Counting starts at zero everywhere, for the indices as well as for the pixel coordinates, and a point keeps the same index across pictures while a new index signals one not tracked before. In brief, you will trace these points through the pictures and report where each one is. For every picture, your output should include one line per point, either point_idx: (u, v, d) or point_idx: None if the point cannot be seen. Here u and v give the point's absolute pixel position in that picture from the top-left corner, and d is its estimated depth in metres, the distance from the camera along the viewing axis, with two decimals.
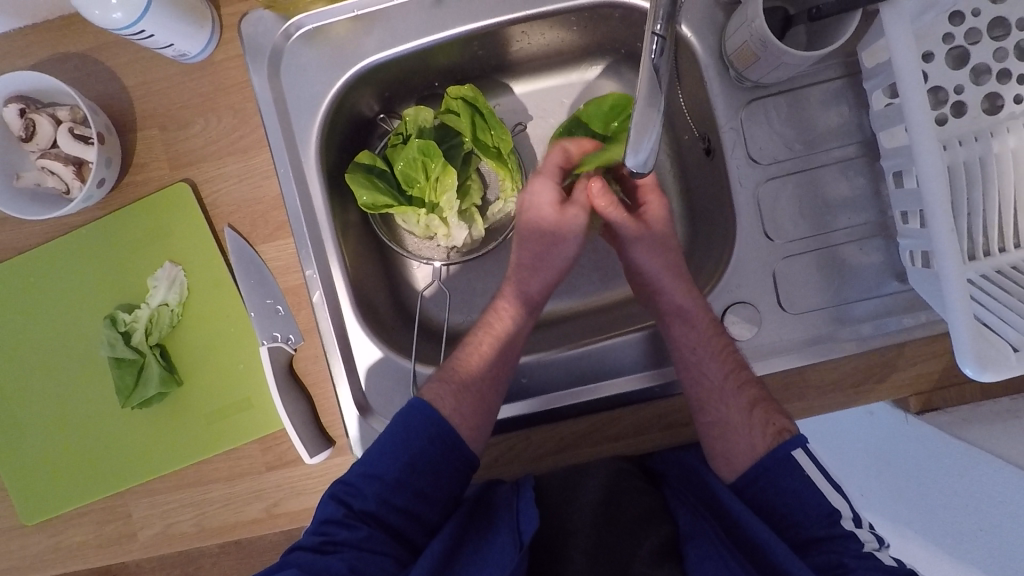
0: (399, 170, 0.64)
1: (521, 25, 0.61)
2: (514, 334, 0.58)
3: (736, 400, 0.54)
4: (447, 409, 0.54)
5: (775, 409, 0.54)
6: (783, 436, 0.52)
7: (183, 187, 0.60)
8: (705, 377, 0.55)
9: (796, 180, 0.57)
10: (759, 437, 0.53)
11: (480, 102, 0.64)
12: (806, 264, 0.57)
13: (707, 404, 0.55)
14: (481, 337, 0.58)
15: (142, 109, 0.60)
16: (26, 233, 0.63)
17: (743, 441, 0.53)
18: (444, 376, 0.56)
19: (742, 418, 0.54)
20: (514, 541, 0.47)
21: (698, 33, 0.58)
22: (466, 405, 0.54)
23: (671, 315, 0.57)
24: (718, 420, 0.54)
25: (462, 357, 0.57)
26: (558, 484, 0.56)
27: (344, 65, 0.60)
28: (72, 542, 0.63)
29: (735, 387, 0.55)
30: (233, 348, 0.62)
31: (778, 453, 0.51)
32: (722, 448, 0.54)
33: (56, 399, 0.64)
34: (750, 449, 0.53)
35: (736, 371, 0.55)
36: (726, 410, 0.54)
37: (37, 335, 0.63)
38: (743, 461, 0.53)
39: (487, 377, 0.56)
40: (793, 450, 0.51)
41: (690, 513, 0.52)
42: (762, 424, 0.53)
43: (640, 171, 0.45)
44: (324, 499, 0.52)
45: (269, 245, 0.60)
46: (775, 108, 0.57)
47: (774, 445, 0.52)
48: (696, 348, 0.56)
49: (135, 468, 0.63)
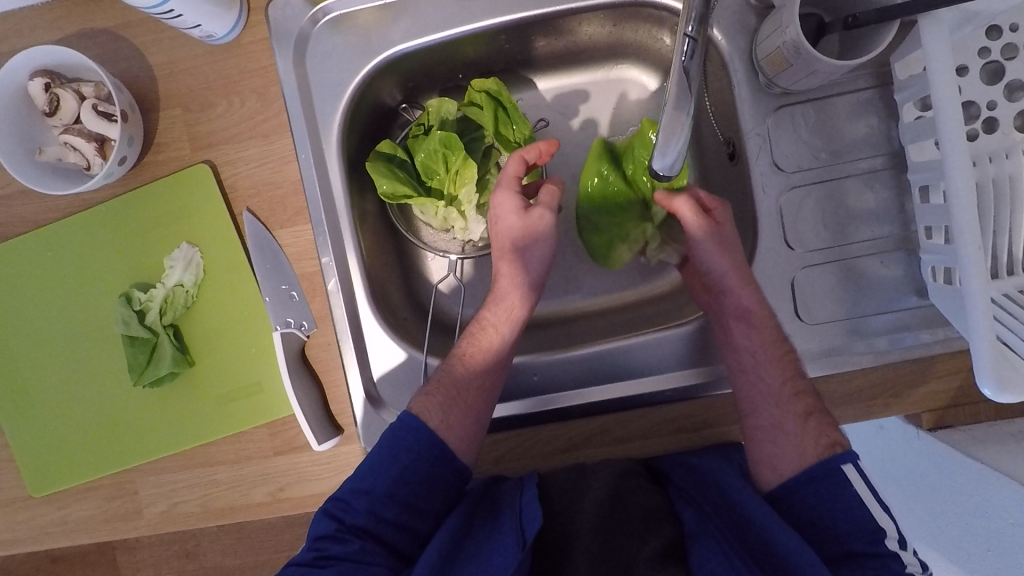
0: (419, 160, 0.63)
1: (550, 20, 0.60)
2: (501, 350, 0.57)
3: (791, 406, 0.53)
4: (435, 422, 0.53)
5: (829, 422, 0.52)
6: (835, 449, 0.50)
7: (203, 169, 0.60)
8: (761, 381, 0.54)
9: (821, 189, 0.57)
10: (809, 448, 0.51)
11: (504, 97, 0.63)
12: (825, 275, 0.57)
13: (759, 407, 0.53)
14: (466, 350, 0.57)
15: (165, 88, 0.60)
16: (45, 207, 0.63)
17: (792, 447, 0.52)
18: (434, 386, 0.55)
19: (795, 425, 0.52)
20: (518, 537, 0.47)
21: (729, 37, 0.57)
22: (455, 418, 0.53)
23: (734, 317, 0.56)
24: (771, 422, 0.53)
25: (448, 370, 0.56)
26: (563, 487, 0.56)
27: (370, 52, 0.59)
28: (77, 517, 0.64)
29: (791, 395, 0.53)
30: (247, 331, 0.62)
31: (829, 463, 0.50)
32: (769, 455, 0.53)
33: (69, 374, 0.64)
34: (798, 454, 0.51)
35: (793, 379, 0.54)
36: (780, 415, 0.53)
37: (52, 309, 0.64)
38: (789, 468, 0.51)
39: (480, 388, 0.55)
40: (843, 463, 0.50)
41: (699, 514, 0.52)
42: (816, 433, 0.51)
43: (666, 174, 0.45)
44: (318, 515, 0.51)
45: (286, 230, 0.60)
46: (803, 116, 0.56)
47: (826, 455, 0.50)
48: (756, 351, 0.54)
49: (144, 446, 0.63)
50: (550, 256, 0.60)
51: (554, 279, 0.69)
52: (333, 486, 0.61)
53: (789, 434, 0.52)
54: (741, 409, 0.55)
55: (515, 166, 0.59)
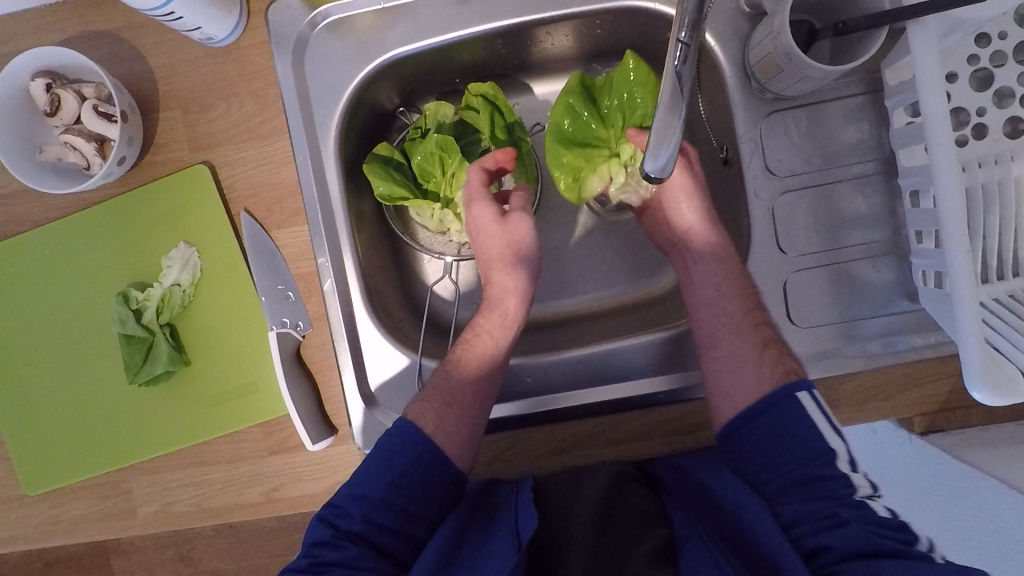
0: (416, 163, 0.64)
1: (546, 25, 0.61)
2: (496, 356, 0.58)
3: (750, 337, 0.55)
4: (431, 428, 0.53)
5: (786, 351, 0.54)
6: (792, 377, 0.52)
7: (202, 169, 0.61)
8: (723, 314, 0.56)
9: (813, 194, 0.57)
10: (767, 374, 0.53)
11: (501, 102, 0.64)
12: (817, 279, 0.57)
13: (720, 338, 0.56)
14: (461, 355, 0.58)
15: (165, 90, 0.61)
16: (45, 206, 0.63)
17: (750, 376, 0.53)
18: (431, 395, 0.55)
19: (753, 356, 0.54)
20: (512, 540, 0.47)
21: (722, 43, 0.58)
22: (450, 424, 0.54)
23: (701, 255, 0.60)
24: (729, 354, 0.55)
25: (441, 377, 0.57)
26: (558, 487, 0.56)
27: (367, 56, 0.60)
28: (70, 515, 0.64)
29: (751, 327, 0.55)
30: (243, 331, 0.62)
31: (781, 390, 0.51)
32: (727, 387, 0.54)
33: (66, 372, 0.64)
34: (755, 382, 0.53)
35: (784, 354, 0.54)
36: (739, 346, 0.55)
37: (50, 308, 0.64)
38: (745, 399, 0.53)
39: (478, 388, 0.56)
40: (798, 391, 0.51)
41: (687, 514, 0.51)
42: (773, 362, 0.53)
43: (658, 176, 0.46)
44: (313, 521, 0.51)
45: (283, 231, 0.61)
46: (795, 121, 0.57)
47: (782, 382, 0.52)
48: (719, 286, 0.57)
49: (139, 445, 0.63)
50: (540, 259, 0.63)
51: (550, 282, 0.70)
52: (327, 485, 0.61)
53: (748, 366, 0.54)
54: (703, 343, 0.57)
55: (477, 176, 0.62)
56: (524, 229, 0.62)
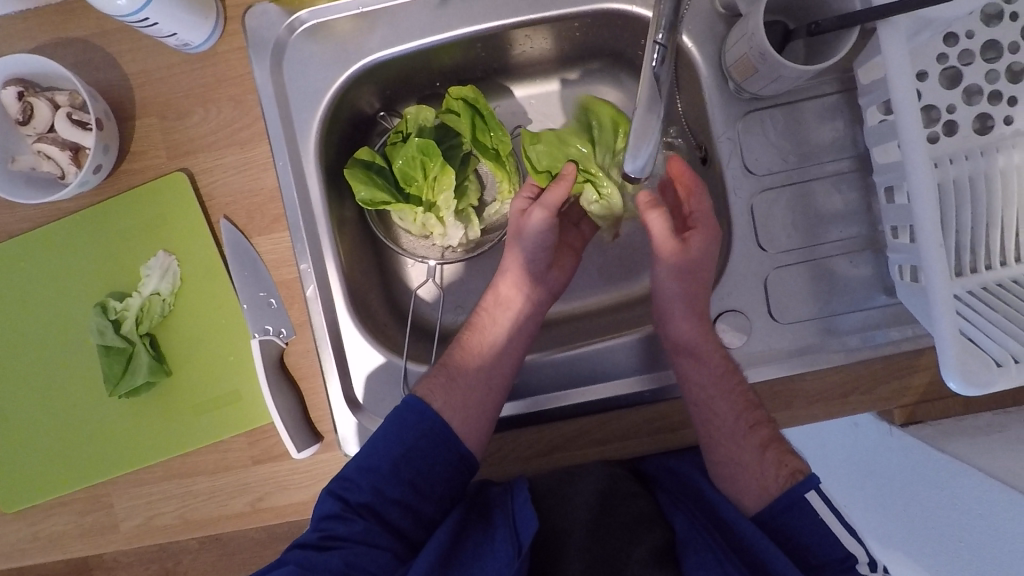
0: (398, 167, 0.64)
1: (525, 28, 0.61)
2: (500, 331, 0.59)
3: (748, 441, 0.54)
4: (439, 403, 0.55)
5: (787, 450, 0.54)
6: (796, 477, 0.52)
7: (179, 177, 0.60)
8: (722, 418, 0.55)
9: (791, 191, 0.58)
10: (772, 481, 0.53)
11: (482, 104, 0.64)
12: (797, 275, 0.58)
13: (715, 441, 0.55)
14: (468, 335, 0.60)
15: (142, 97, 0.60)
16: (19, 216, 0.62)
17: (754, 480, 0.54)
18: (438, 372, 0.57)
19: (754, 457, 0.54)
20: (512, 543, 0.47)
21: (699, 44, 0.58)
22: (456, 399, 0.55)
23: (671, 310, 0.58)
24: (729, 457, 0.55)
25: (450, 357, 0.59)
26: (551, 487, 0.56)
27: (346, 61, 0.60)
28: (51, 531, 0.63)
29: (748, 428, 0.55)
30: (225, 340, 0.61)
31: (794, 492, 0.51)
32: (730, 480, 0.55)
33: (42, 385, 0.63)
34: (759, 486, 0.53)
35: (751, 411, 0.55)
36: (738, 451, 0.54)
37: (24, 321, 0.63)
38: (753, 501, 0.53)
39: (485, 364, 0.57)
40: (806, 491, 0.51)
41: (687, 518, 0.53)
42: (775, 463, 0.53)
43: (638, 177, 0.45)
44: (323, 494, 0.52)
45: (264, 237, 0.60)
46: (772, 120, 0.58)
47: (788, 485, 0.52)
48: (711, 386, 0.55)
49: (121, 458, 0.62)
50: (548, 239, 0.60)
51: None
52: (313, 493, 0.60)
53: (749, 466, 0.54)
54: (704, 439, 0.56)
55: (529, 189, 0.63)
56: (532, 222, 0.59)
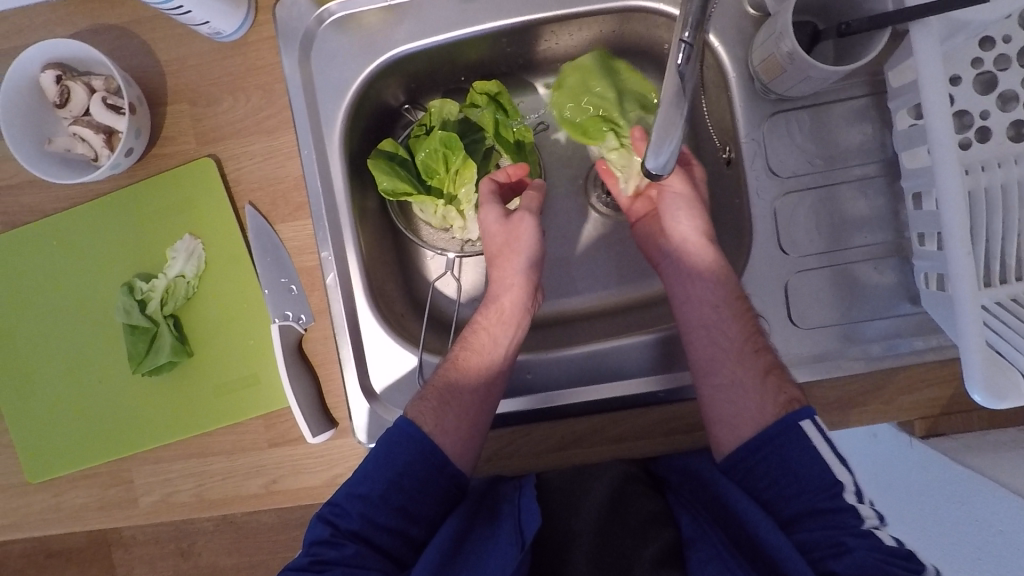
0: (420, 159, 0.64)
1: (551, 23, 0.61)
2: (496, 352, 0.58)
3: (749, 364, 0.54)
4: (431, 427, 0.53)
5: (788, 379, 0.53)
6: (793, 406, 0.51)
7: (207, 163, 0.61)
8: (723, 339, 0.55)
9: (815, 195, 0.57)
10: (769, 405, 0.52)
11: (505, 99, 0.65)
12: (818, 281, 0.57)
13: (718, 365, 0.54)
14: (462, 353, 0.58)
15: (173, 84, 0.61)
16: (53, 197, 0.64)
17: (751, 408, 0.52)
18: (427, 392, 0.56)
19: (755, 384, 0.53)
20: (517, 539, 0.47)
21: (726, 44, 0.58)
22: (449, 423, 0.54)
23: (693, 273, 0.58)
24: (730, 379, 0.54)
25: (443, 376, 0.56)
26: (563, 486, 0.57)
27: (373, 53, 0.61)
28: (72, 504, 0.65)
29: (753, 352, 0.54)
30: (245, 324, 0.63)
31: (786, 421, 0.50)
32: (728, 416, 0.53)
33: (70, 362, 0.65)
34: (757, 417, 0.52)
35: (755, 336, 0.55)
36: (738, 372, 0.54)
37: (55, 299, 0.65)
38: (749, 430, 0.52)
39: (478, 387, 0.56)
40: (801, 419, 0.50)
41: (693, 517, 0.51)
42: (774, 391, 0.52)
43: (658, 172, 0.46)
44: (313, 520, 0.52)
45: (287, 224, 0.61)
46: (798, 122, 0.57)
47: (781, 414, 0.51)
48: (718, 307, 0.56)
49: (142, 435, 0.64)
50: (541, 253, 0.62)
51: (552, 279, 0.70)
52: (326, 478, 0.62)
53: (748, 392, 0.53)
54: (699, 370, 0.55)
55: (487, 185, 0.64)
56: (525, 230, 0.61)
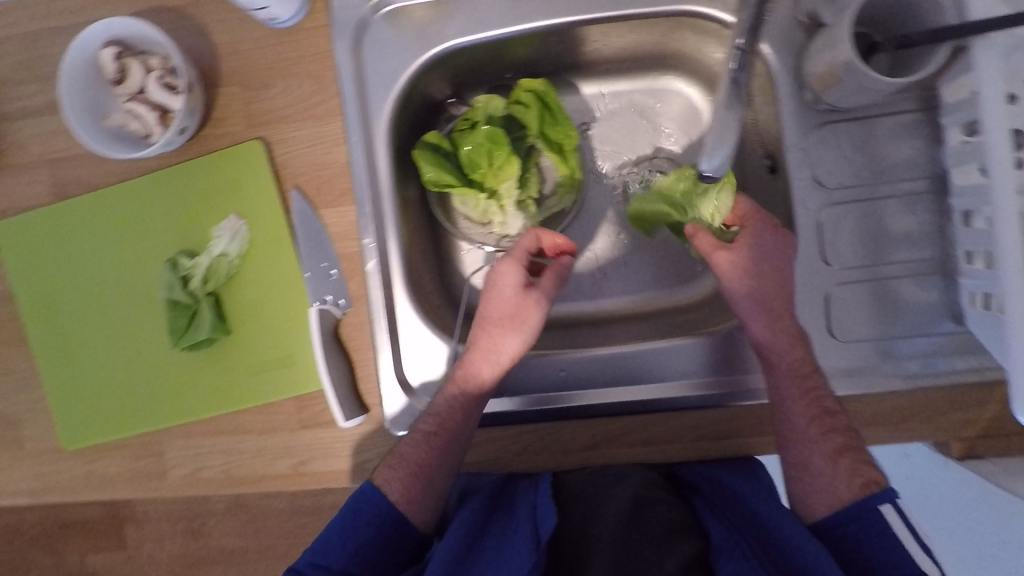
0: (465, 152, 0.65)
1: (601, 26, 0.62)
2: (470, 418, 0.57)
3: (822, 446, 0.53)
4: (394, 496, 0.56)
5: (862, 460, 0.52)
6: (870, 489, 0.52)
7: (255, 146, 0.62)
8: (788, 421, 0.54)
9: (860, 208, 0.57)
10: (843, 487, 0.53)
11: (552, 98, 0.65)
12: (859, 294, 0.57)
13: (801, 451, 0.54)
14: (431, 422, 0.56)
15: (227, 66, 0.62)
16: (103, 171, 0.65)
17: (826, 486, 0.53)
18: (399, 454, 0.57)
19: (828, 467, 0.53)
20: (531, 535, 0.53)
21: (776, 51, 0.57)
22: (415, 495, 0.56)
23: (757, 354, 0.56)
24: (799, 459, 0.54)
25: (410, 444, 0.57)
26: (580, 487, 0.57)
27: (424, 45, 0.61)
28: (104, 472, 0.66)
29: (822, 434, 0.53)
30: (282, 307, 0.63)
31: (865, 505, 0.51)
32: (804, 487, 0.55)
33: (111, 334, 0.66)
34: (831, 495, 0.53)
35: (824, 419, 0.54)
36: (810, 453, 0.54)
37: (100, 271, 0.66)
38: (820, 508, 0.54)
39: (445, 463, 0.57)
40: (881, 504, 0.51)
41: (724, 526, 0.54)
42: (850, 473, 0.52)
43: (712, 175, 0.46)
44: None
45: (331, 210, 0.62)
46: (846, 134, 0.57)
47: (860, 496, 0.52)
48: (788, 401, 0.54)
49: (176, 409, 0.65)
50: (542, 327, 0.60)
51: (585, 281, 0.70)
52: (354, 464, 0.62)
53: (818, 471, 0.54)
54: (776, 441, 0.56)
55: (529, 242, 0.60)
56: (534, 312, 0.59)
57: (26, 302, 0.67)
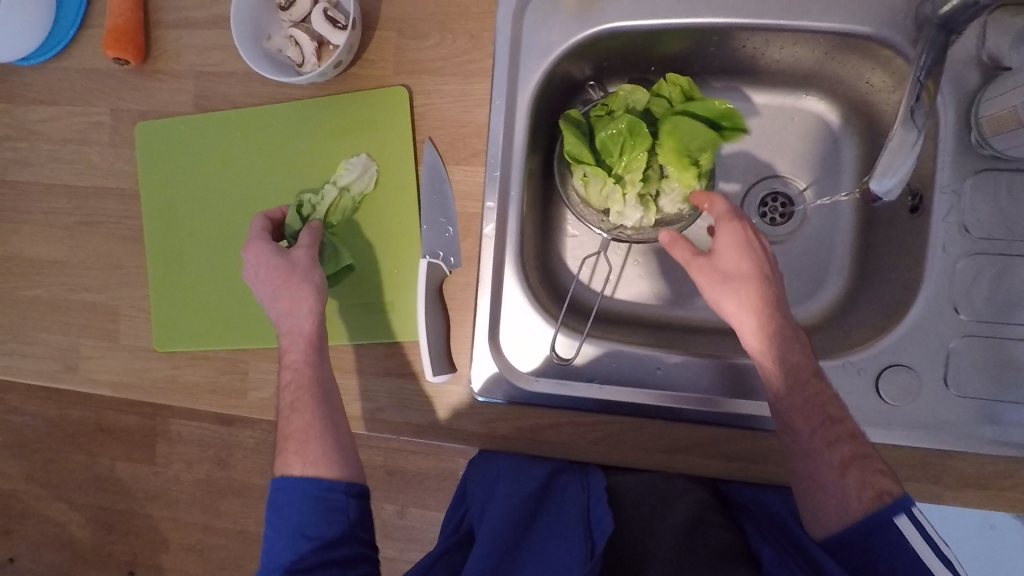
0: (601, 137, 0.64)
1: (764, 33, 0.61)
2: (310, 393, 0.55)
3: (826, 455, 0.48)
4: (299, 469, 0.52)
5: (876, 469, 0.47)
6: (883, 499, 0.46)
7: (400, 92, 0.63)
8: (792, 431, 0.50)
9: (1004, 263, 0.55)
10: (854, 500, 0.47)
11: (695, 95, 0.65)
12: (983, 351, 0.55)
13: (798, 456, 0.50)
14: (287, 414, 0.55)
15: (387, 10, 0.63)
16: (248, 91, 0.67)
17: (835, 505, 0.48)
18: (279, 451, 0.54)
19: (833, 480, 0.48)
20: (585, 538, 0.51)
21: (947, 88, 0.55)
22: (313, 454, 0.52)
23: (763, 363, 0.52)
24: (805, 475, 0.49)
25: (286, 420, 0.54)
26: (634, 499, 0.57)
27: (585, 23, 0.62)
28: (187, 380, 0.69)
29: (828, 442, 0.49)
30: (390, 255, 0.64)
31: (880, 517, 0.46)
32: (812, 505, 0.49)
33: (225, 250, 0.69)
34: (841, 513, 0.47)
35: (832, 426, 0.49)
36: (812, 467, 0.49)
37: (225, 187, 0.68)
38: (835, 522, 0.48)
39: (306, 441, 0.53)
40: (896, 516, 0.45)
41: (775, 550, 0.52)
42: (860, 485, 0.47)
43: (879, 195, 0.47)
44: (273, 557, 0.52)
45: (460, 168, 0.62)
46: (1005, 185, 0.55)
47: (875, 507, 0.46)
48: (778, 398, 0.51)
49: (273, 332, 0.67)
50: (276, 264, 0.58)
51: (686, 287, 0.70)
52: (430, 419, 0.63)
53: (825, 486, 0.48)
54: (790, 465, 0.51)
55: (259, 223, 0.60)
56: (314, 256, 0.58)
57: (150, 204, 0.70)
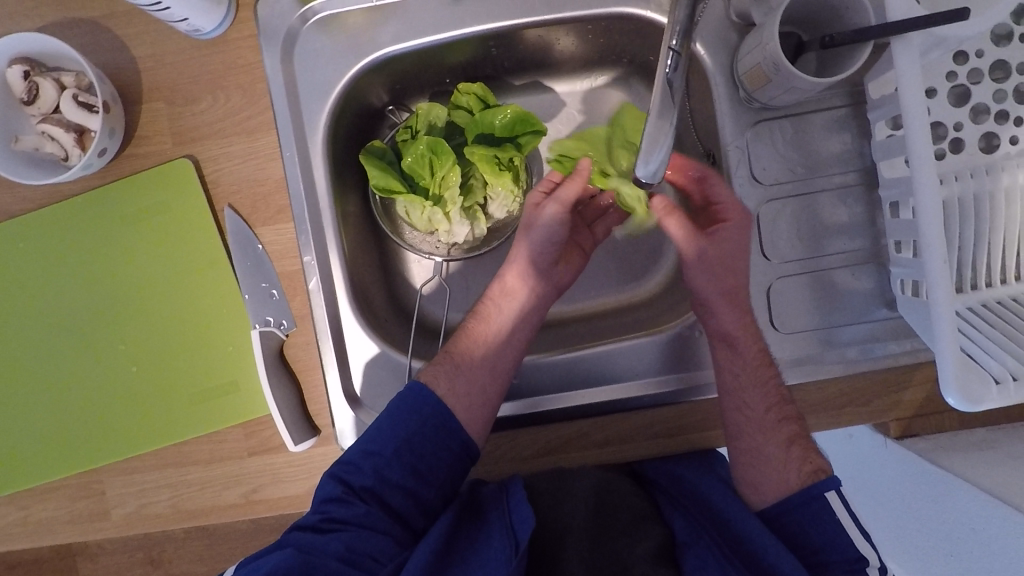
0: (406, 164, 0.63)
1: (540, 28, 0.61)
2: (503, 324, 0.59)
3: (774, 434, 0.55)
4: (443, 390, 0.55)
5: (812, 447, 0.55)
6: (818, 476, 0.53)
7: (184, 163, 0.60)
8: (747, 406, 0.55)
9: (796, 202, 0.58)
10: (792, 474, 0.54)
11: (491, 100, 0.64)
12: (800, 285, 0.58)
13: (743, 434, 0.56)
14: (473, 323, 0.59)
15: (149, 81, 0.59)
16: (20, 198, 0.61)
17: (775, 474, 0.54)
18: (443, 358, 0.57)
19: (778, 452, 0.55)
20: (509, 541, 0.47)
21: (711, 52, 0.58)
22: (462, 386, 0.55)
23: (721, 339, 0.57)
24: (752, 449, 0.56)
25: (457, 343, 0.59)
26: (547, 485, 0.57)
27: (357, 54, 0.60)
28: (39, 517, 0.62)
29: (776, 421, 0.55)
30: (224, 331, 0.61)
31: (812, 491, 0.52)
32: (752, 478, 0.56)
33: (37, 370, 0.62)
34: (780, 484, 0.54)
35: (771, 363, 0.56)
36: (762, 444, 0.55)
37: (20, 306, 0.62)
38: (769, 488, 0.55)
39: (487, 361, 0.57)
40: (826, 491, 0.52)
41: (686, 519, 0.55)
42: (800, 460, 0.54)
43: (649, 181, 0.46)
44: (324, 477, 0.52)
45: (268, 227, 0.60)
46: (781, 131, 0.58)
47: (808, 483, 0.53)
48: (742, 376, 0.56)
49: (113, 444, 0.61)
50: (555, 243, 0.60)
51: None
52: (308, 488, 0.60)
53: (771, 459, 0.55)
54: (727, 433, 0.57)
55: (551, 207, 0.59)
56: (546, 213, 0.60)
57: None
